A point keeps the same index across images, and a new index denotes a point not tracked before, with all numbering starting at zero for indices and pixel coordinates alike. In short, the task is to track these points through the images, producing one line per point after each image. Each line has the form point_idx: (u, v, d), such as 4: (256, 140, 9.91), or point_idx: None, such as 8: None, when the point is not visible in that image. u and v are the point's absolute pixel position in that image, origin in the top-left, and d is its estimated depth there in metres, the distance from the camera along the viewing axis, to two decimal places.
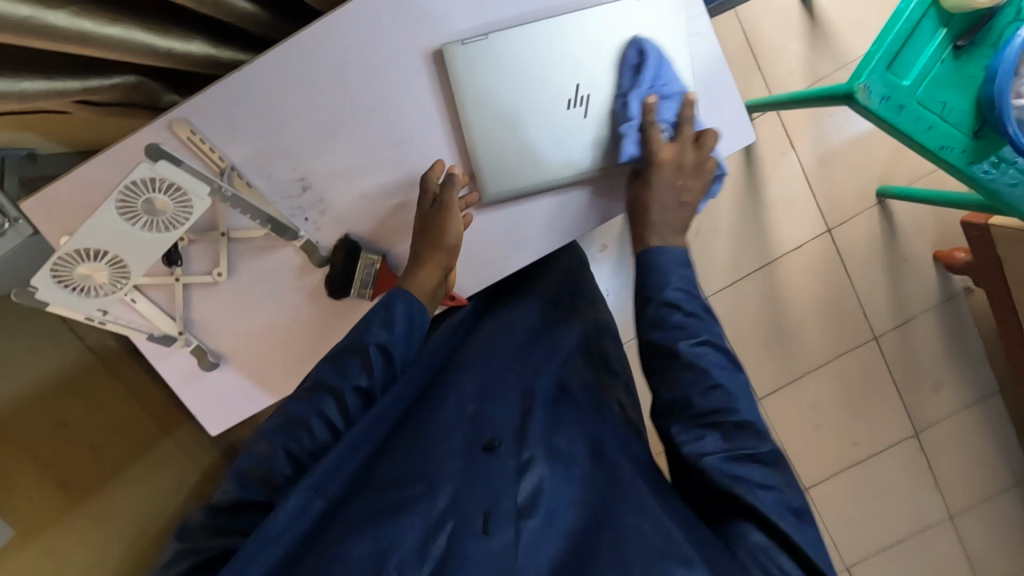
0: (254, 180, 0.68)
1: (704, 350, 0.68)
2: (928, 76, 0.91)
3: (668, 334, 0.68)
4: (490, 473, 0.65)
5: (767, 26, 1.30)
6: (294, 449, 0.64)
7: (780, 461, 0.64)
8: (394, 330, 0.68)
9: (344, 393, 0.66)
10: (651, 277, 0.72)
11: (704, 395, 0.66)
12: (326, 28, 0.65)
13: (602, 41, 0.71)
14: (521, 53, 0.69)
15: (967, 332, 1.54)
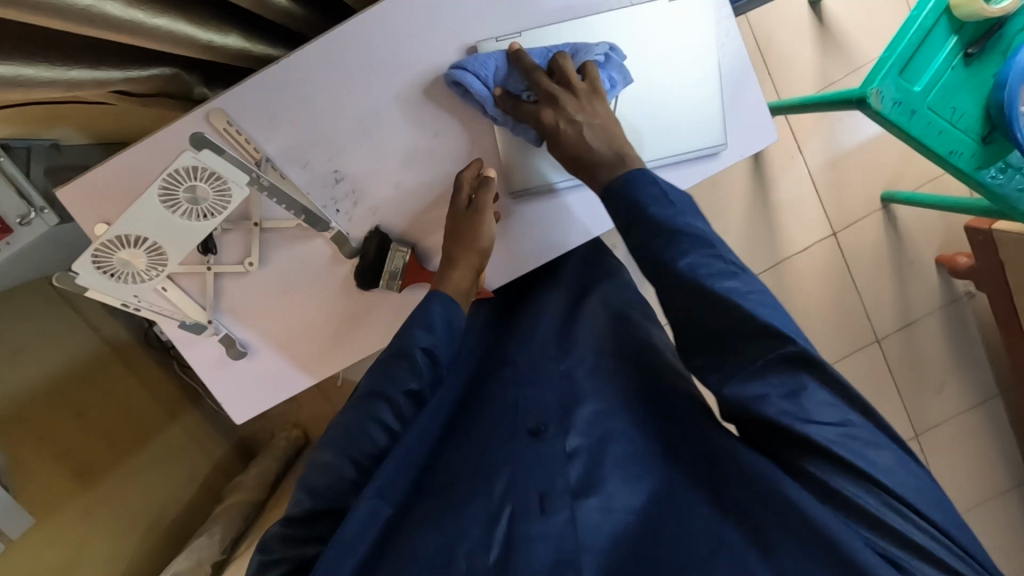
0: (288, 171, 0.69)
1: (708, 261, 0.62)
2: (939, 83, 0.93)
3: (663, 253, 0.63)
4: (542, 457, 0.67)
5: (777, 32, 1.32)
6: (357, 455, 0.66)
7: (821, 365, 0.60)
8: (436, 332, 0.69)
9: (395, 396, 0.67)
10: (630, 191, 0.65)
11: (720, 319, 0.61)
12: (365, 22, 0.67)
13: (630, 41, 0.73)
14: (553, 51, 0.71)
15: (970, 335, 1.57)
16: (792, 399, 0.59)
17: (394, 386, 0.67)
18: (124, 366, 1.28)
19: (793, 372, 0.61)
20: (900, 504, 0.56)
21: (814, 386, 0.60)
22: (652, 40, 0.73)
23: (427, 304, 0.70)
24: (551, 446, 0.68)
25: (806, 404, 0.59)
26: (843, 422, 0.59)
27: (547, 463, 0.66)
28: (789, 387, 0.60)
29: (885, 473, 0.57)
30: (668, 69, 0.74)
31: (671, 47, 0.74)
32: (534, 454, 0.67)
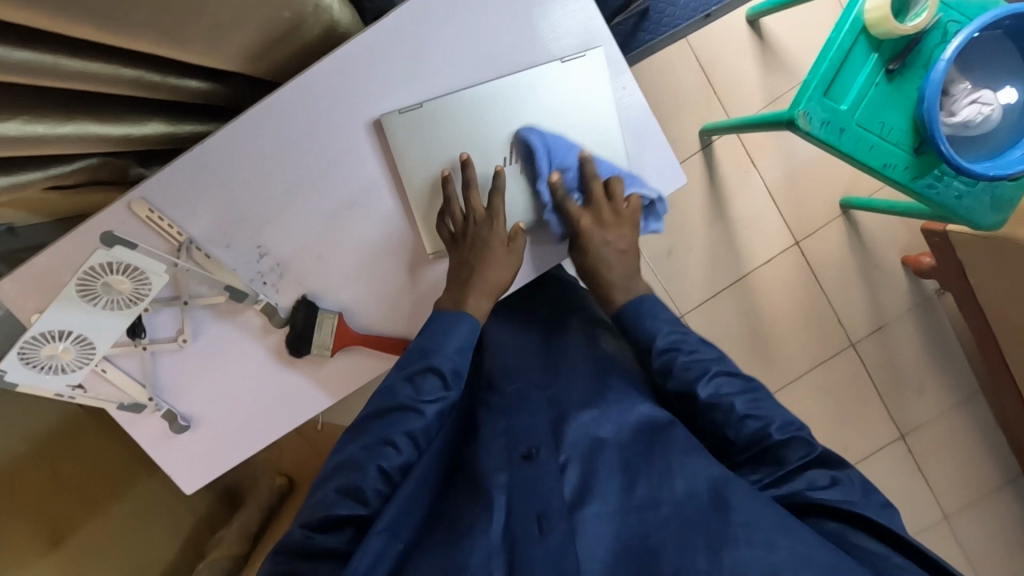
0: (213, 251, 0.71)
1: (718, 380, 0.71)
2: (865, 100, 0.94)
3: (685, 378, 0.71)
4: (537, 479, 0.65)
5: (719, 53, 1.34)
6: (388, 464, 0.66)
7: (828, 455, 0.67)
8: (463, 356, 0.73)
9: (425, 408, 0.69)
10: (641, 327, 0.75)
11: (736, 424, 0.68)
12: (276, 104, 0.69)
13: (539, 95, 0.74)
14: (460, 114, 0.73)
15: (945, 333, 1.57)
16: (827, 489, 0.64)
17: (423, 398, 0.69)
18: (99, 427, 1.31)
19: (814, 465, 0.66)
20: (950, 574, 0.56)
21: (843, 479, 0.65)
22: (565, 93, 0.75)
23: (455, 318, 0.73)
24: (543, 469, 0.66)
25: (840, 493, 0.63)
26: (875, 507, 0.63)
27: (530, 486, 0.65)
28: (817, 482, 0.65)
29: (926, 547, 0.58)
30: (577, 122, 0.76)
31: (581, 99, 0.75)
32: (524, 479, 0.66)
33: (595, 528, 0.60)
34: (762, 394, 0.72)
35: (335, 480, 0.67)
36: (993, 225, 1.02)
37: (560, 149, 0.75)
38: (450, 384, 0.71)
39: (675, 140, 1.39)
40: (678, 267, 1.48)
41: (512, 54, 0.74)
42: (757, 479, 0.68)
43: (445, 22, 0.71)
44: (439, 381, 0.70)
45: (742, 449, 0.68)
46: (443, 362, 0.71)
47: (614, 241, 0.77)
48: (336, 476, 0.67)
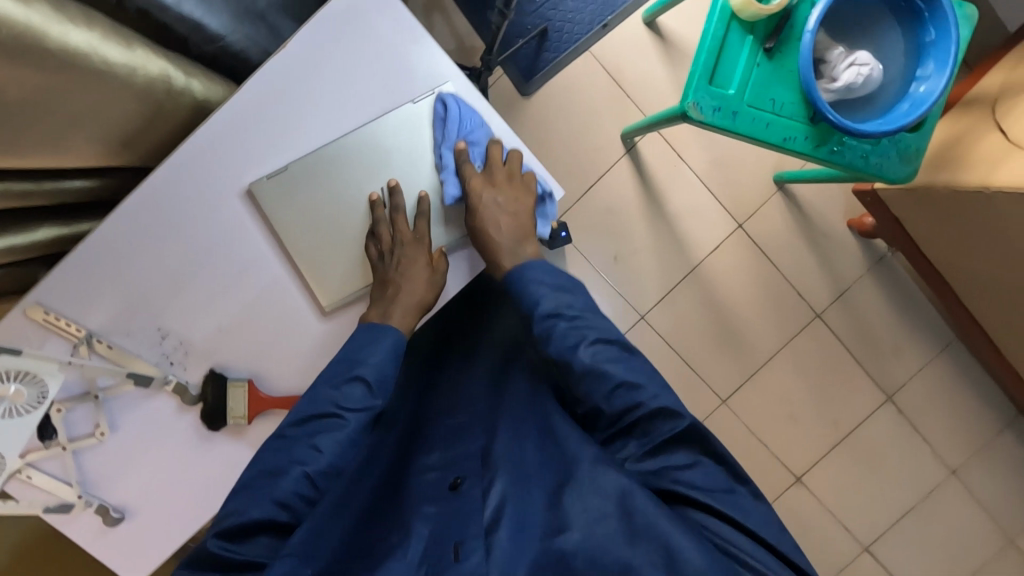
0: (116, 341, 0.73)
1: (595, 347, 0.77)
2: (750, 80, 0.97)
3: (564, 345, 0.77)
4: (463, 505, 0.69)
5: (623, 58, 1.37)
6: (311, 469, 0.69)
7: (697, 439, 0.75)
8: (382, 367, 0.74)
9: (347, 413, 0.72)
10: (523, 300, 0.80)
11: (610, 398, 0.75)
12: (151, 189, 0.71)
13: (402, 137, 0.78)
14: (330, 168, 0.76)
15: (906, 287, 1.56)
16: (685, 470, 0.73)
17: (346, 407, 0.72)
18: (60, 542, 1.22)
19: (681, 448, 0.74)
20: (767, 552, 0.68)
21: (701, 461, 0.74)
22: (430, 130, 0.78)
23: (377, 331, 0.75)
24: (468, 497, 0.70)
25: (696, 473, 0.72)
26: (722, 488, 0.72)
27: (459, 515, 0.67)
28: (677, 462, 0.73)
29: (761, 526, 0.69)
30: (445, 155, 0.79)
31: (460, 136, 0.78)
32: (451, 508, 0.69)
33: (510, 549, 0.62)
34: (638, 360, 0.79)
35: (252, 490, 0.67)
36: (906, 176, 1.03)
37: (470, 120, 0.78)
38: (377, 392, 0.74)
39: (599, 147, 1.41)
40: (628, 270, 1.48)
41: (377, 101, 0.77)
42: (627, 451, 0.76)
43: (305, 86, 0.74)
44: (363, 388, 0.73)
45: (614, 421, 0.76)
46: (370, 370, 0.73)
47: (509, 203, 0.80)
48: (252, 487, 0.68)
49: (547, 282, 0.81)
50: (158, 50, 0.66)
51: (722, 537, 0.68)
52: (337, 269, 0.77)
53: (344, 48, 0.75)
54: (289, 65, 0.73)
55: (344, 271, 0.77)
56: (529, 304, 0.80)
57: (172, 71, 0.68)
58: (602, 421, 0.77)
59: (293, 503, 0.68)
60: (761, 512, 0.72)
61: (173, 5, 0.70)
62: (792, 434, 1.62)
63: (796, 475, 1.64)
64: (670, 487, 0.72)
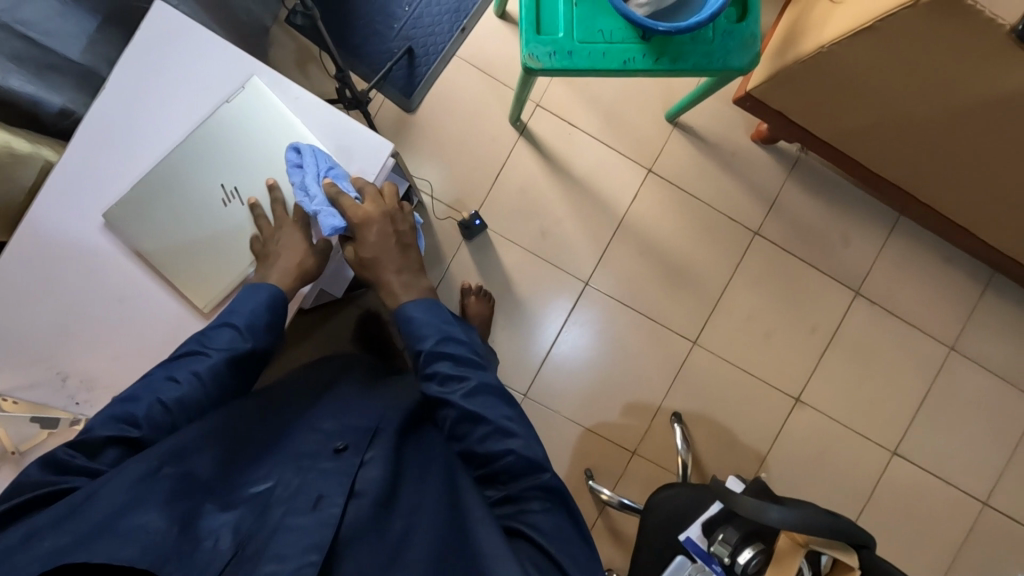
0: (21, 395, 0.72)
1: (474, 397, 0.77)
2: (573, 20, 1.03)
3: (444, 389, 0.77)
4: (333, 469, 0.70)
5: (488, 52, 1.47)
6: (166, 397, 0.69)
7: (559, 490, 0.72)
8: (247, 320, 0.73)
9: (212, 354, 0.71)
10: (408, 334, 0.81)
11: (482, 440, 0.75)
12: (19, 242, 0.71)
13: (223, 121, 0.74)
14: (166, 171, 0.73)
15: (829, 180, 1.58)
16: (538, 516, 0.70)
17: (213, 347, 0.72)
18: None
19: (543, 495, 0.72)
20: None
21: (557, 509, 0.71)
22: (258, 114, 0.75)
23: (253, 287, 0.74)
24: (344, 465, 0.72)
25: (548, 523, 0.69)
26: (568, 544, 0.68)
27: (326, 475, 0.69)
28: (534, 506, 0.71)
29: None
30: (272, 134, 0.76)
31: (316, 119, 0.78)
32: (332, 467, 0.71)
33: (365, 516, 0.67)
34: (520, 418, 0.78)
35: (104, 411, 0.68)
36: (752, 62, 1.08)
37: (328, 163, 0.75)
38: (249, 338, 0.74)
39: (493, 137, 1.48)
40: (558, 243, 1.51)
41: (203, 96, 0.74)
42: (491, 495, 0.75)
43: (123, 102, 0.72)
44: (230, 336, 0.72)
45: (482, 458, 0.75)
46: (240, 317, 0.73)
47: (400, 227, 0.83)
48: (103, 410, 0.67)
49: (431, 323, 0.81)
50: None
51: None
52: (235, 262, 0.76)
53: (152, 54, 0.73)
54: (108, 101, 0.72)
55: (239, 261, 0.76)
56: (414, 344, 0.81)
57: (17, 142, 0.76)
58: (471, 460, 0.76)
59: (145, 424, 0.67)
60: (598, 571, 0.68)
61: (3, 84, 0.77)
62: (775, 355, 1.59)
63: (795, 396, 1.60)
64: (518, 529, 0.69)
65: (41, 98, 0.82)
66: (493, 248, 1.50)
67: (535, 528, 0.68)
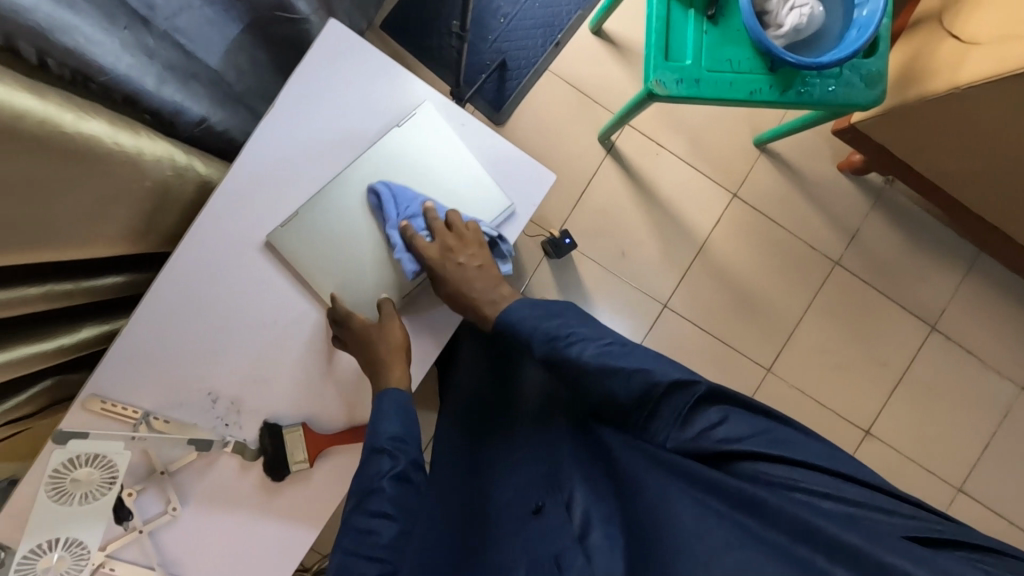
0: (171, 414, 0.71)
1: (601, 350, 0.73)
2: (703, 48, 1.02)
3: (574, 361, 0.73)
4: (547, 528, 0.72)
5: (581, 69, 1.45)
6: (374, 550, 0.66)
7: (717, 395, 0.72)
8: (394, 428, 0.71)
9: (380, 483, 0.68)
10: (513, 329, 0.76)
11: (629, 386, 0.71)
12: (179, 262, 0.70)
13: (394, 147, 0.73)
14: (332, 195, 0.72)
15: (910, 213, 1.57)
16: (724, 428, 0.69)
17: (377, 478, 0.69)
18: None
19: (709, 406, 0.71)
20: (842, 478, 0.67)
21: (731, 412, 0.71)
22: (425, 139, 0.74)
23: (381, 402, 0.71)
24: (551, 518, 0.73)
25: (737, 427, 0.69)
26: (765, 433, 0.70)
27: (550, 534, 0.71)
28: (712, 422, 0.70)
29: (824, 460, 0.68)
30: (436, 161, 0.75)
31: (477, 145, 0.77)
32: (539, 530, 0.73)
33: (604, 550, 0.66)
34: (641, 351, 0.75)
35: None
36: (876, 99, 1.06)
37: (405, 196, 0.73)
38: (402, 452, 0.71)
39: (580, 153, 1.47)
40: (638, 263, 1.50)
41: (371, 118, 0.74)
42: (665, 438, 0.70)
43: (291, 122, 0.71)
44: (390, 459, 0.70)
45: (642, 411, 0.71)
46: (386, 438, 0.70)
47: (467, 258, 0.74)
48: None
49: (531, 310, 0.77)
50: (160, 137, 0.67)
51: (803, 489, 0.65)
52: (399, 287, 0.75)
53: (319, 76, 0.72)
54: (276, 119, 0.71)
55: (401, 286, 0.75)
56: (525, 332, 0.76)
57: (177, 153, 0.69)
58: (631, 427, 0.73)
59: None
60: (808, 437, 0.72)
61: (155, 92, 0.68)
62: (846, 387, 1.56)
63: (865, 429, 1.57)
64: (725, 449, 0.68)
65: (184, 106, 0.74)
66: (573, 265, 1.48)
67: (739, 441, 0.68)
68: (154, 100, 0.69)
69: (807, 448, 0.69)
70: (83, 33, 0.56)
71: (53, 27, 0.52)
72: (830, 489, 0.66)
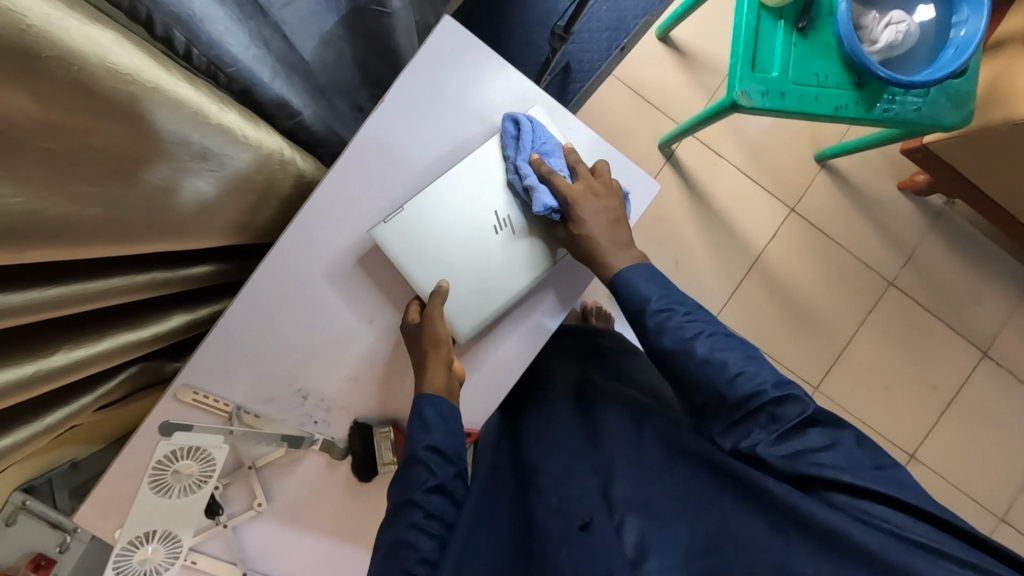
0: (260, 409, 0.72)
1: (712, 339, 0.69)
2: (791, 60, 1.00)
3: (679, 338, 0.70)
4: (597, 548, 0.63)
5: (646, 75, 1.45)
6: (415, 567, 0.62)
7: (835, 420, 0.65)
8: (432, 431, 0.70)
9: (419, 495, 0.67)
10: (625, 295, 0.75)
11: (733, 384, 0.65)
12: (277, 257, 0.71)
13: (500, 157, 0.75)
14: (435, 196, 0.73)
15: (969, 236, 1.54)
16: (821, 451, 0.62)
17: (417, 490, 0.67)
18: None
19: (813, 427, 0.64)
20: (953, 536, 0.56)
21: (840, 440, 0.63)
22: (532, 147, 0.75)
23: (423, 407, 0.70)
24: (600, 537, 0.64)
25: (837, 456, 0.61)
26: (869, 470, 0.61)
27: (598, 551, 0.62)
28: (815, 443, 0.63)
29: (931, 508, 0.58)
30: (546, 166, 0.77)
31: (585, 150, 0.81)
32: (585, 548, 0.63)
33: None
34: (760, 355, 0.70)
35: None
36: (962, 121, 1.04)
37: (543, 135, 0.75)
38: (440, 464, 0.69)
39: (640, 160, 1.45)
40: (691, 273, 1.48)
41: (472, 125, 0.76)
42: (752, 441, 0.64)
43: (396, 125, 0.74)
44: (427, 472, 0.68)
45: (733, 407, 0.65)
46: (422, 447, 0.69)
47: (608, 208, 0.75)
48: None
49: (653, 281, 0.75)
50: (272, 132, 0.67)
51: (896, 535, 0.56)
52: (507, 290, 0.75)
53: (432, 71, 0.74)
54: (384, 122, 0.73)
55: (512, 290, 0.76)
56: (636, 301, 0.74)
57: (285, 149, 0.69)
58: (720, 417, 0.66)
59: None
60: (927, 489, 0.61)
61: (269, 84, 0.69)
62: (896, 410, 1.53)
63: (911, 452, 1.52)
64: (811, 471, 0.61)
65: (287, 100, 0.74)
66: None
67: (831, 467, 0.61)
68: (265, 92, 0.68)
69: (922, 495, 0.60)
70: (224, 24, 0.57)
71: (203, 19, 0.54)
72: (935, 544, 0.55)
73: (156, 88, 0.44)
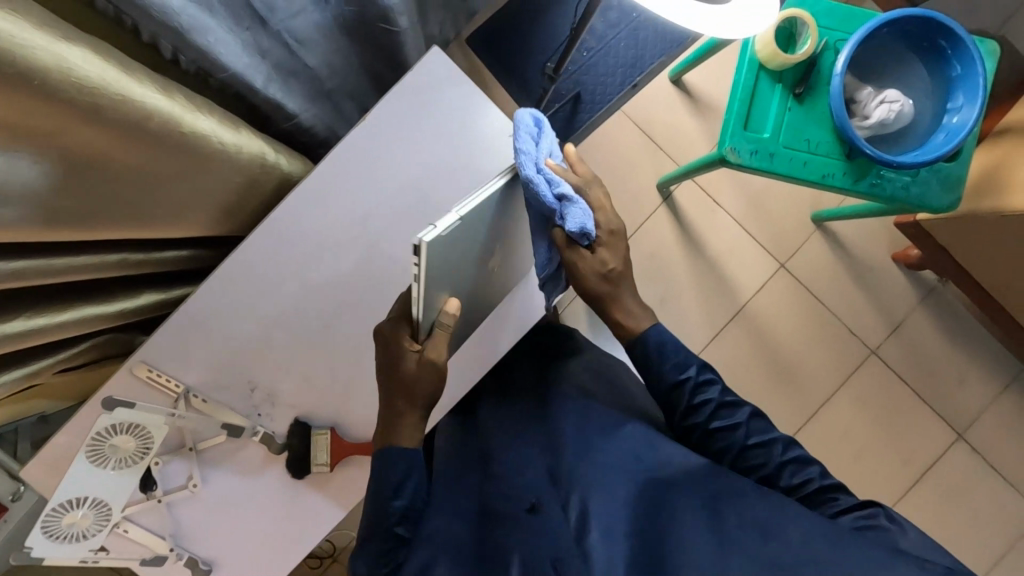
0: (209, 395, 0.75)
1: (755, 420, 0.77)
2: (784, 124, 1.01)
3: (724, 415, 0.76)
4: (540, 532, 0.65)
5: (654, 115, 1.47)
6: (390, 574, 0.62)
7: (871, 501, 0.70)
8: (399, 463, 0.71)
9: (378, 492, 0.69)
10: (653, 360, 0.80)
11: (786, 466, 0.73)
12: (247, 251, 0.74)
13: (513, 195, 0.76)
14: (476, 218, 0.67)
15: (960, 316, 1.53)
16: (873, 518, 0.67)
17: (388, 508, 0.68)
18: None
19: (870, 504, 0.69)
20: None
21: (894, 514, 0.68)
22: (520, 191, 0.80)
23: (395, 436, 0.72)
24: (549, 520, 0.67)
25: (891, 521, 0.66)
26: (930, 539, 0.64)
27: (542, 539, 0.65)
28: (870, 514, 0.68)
29: None
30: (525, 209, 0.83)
31: None
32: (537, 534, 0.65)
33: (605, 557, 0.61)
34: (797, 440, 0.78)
35: None
36: (951, 204, 1.04)
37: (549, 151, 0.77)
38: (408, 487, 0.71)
39: (637, 196, 1.47)
40: (674, 313, 1.49)
41: (453, 152, 0.79)
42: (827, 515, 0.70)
43: (384, 142, 0.77)
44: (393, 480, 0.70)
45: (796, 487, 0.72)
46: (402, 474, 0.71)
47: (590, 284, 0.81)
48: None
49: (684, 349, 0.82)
50: (257, 136, 0.71)
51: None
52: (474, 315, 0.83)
53: (424, 95, 0.77)
54: (372, 138, 0.76)
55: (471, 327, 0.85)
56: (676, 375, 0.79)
57: (269, 154, 0.73)
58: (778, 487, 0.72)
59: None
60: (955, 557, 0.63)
61: (260, 89, 0.73)
62: (863, 478, 1.52)
63: None
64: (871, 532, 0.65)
65: (279, 104, 0.78)
66: None
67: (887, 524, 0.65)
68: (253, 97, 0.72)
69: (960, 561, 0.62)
70: (215, 34, 0.61)
71: (191, 30, 0.57)
72: None
73: (124, 97, 0.47)
